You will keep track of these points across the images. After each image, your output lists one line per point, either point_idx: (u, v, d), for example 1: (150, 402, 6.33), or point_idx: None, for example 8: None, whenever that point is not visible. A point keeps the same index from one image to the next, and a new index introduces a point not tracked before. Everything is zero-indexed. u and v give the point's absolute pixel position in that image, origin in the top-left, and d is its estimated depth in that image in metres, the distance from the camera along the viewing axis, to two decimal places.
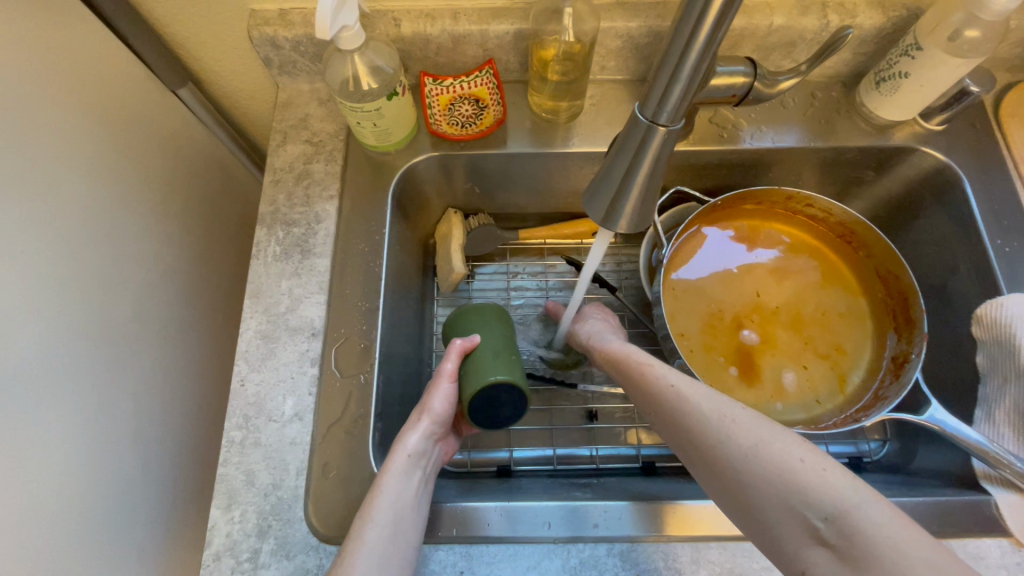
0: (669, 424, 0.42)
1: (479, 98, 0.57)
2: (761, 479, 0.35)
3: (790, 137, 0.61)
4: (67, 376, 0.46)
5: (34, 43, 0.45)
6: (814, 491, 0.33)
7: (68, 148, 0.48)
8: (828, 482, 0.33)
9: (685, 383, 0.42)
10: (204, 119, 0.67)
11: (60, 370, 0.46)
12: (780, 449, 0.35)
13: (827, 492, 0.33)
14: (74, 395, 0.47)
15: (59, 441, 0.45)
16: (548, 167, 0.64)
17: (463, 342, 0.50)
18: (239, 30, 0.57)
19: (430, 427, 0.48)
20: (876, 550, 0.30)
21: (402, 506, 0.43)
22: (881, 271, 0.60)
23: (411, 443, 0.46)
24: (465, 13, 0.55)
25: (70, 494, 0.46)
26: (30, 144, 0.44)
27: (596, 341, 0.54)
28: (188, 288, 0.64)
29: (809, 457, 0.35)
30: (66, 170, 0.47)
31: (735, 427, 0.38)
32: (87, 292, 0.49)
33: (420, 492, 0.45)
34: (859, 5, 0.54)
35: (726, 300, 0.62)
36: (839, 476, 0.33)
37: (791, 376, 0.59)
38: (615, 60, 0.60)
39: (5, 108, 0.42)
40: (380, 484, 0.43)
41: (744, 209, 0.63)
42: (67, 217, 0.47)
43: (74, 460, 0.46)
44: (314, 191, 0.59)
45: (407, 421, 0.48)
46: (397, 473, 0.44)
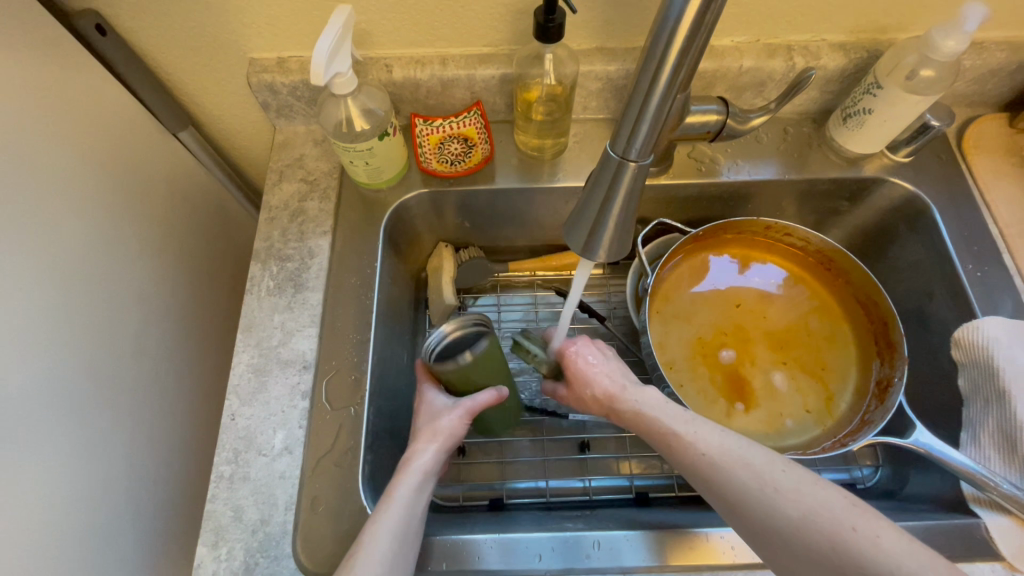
0: (703, 483, 0.42)
1: (468, 137, 0.60)
2: (813, 552, 0.36)
3: (766, 170, 0.63)
4: (59, 412, 0.46)
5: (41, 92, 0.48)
6: (872, 562, 0.34)
7: (68, 186, 0.50)
8: (884, 551, 0.34)
9: (716, 447, 0.42)
10: (204, 161, 0.69)
11: (56, 404, 0.46)
12: (833, 518, 0.36)
13: (885, 562, 0.33)
14: (68, 430, 0.47)
15: (49, 476, 0.45)
16: (536, 201, 0.66)
17: (496, 396, 0.52)
18: (238, 76, 0.60)
19: (444, 446, 0.49)
20: None
21: (402, 534, 0.43)
22: (861, 297, 0.61)
23: (425, 458, 0.48)
24: (453, 59, 0.59)
25: (58, 531, 0.45)
26: (34, 186, 0.46)
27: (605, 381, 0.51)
28: (182, 322, 0.64)
29: (861, 525, 0.35)
30: (66, 208, 0.49)
31: (778, 496, 0.38)
32: (84, 328, 0.50)
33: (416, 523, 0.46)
34: (822, 49, 0.58)
35: (712, 328, 0.63)
36: (896, 543, 0.34)
37: (778, 401, 0.60)
38: (596, 100, 0.63)
39: (15, 153, 0.45)
40: (391, 497, 0.45)
41: (725, 239, 0.65)
42: (63, 253, 0.48)
43: (64, 498, 0.46)
44: (308, 228, 0.60)
45: (417, 439, 0.49)
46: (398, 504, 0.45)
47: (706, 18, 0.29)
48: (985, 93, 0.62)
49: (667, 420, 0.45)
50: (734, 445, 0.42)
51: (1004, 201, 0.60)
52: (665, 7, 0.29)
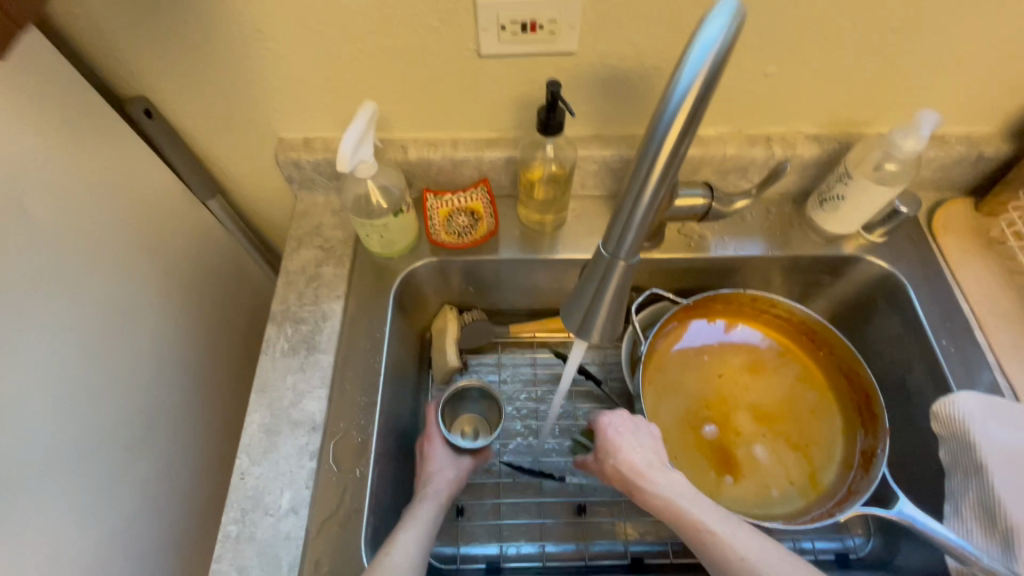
0: None
1: (474, 211, 0.65)
2: None
3: (751, 246, 0.68)
4: (65, 464, 0.49)
5: (83, 169, 0.53)
6: None
7: (98, 254, 0.54)
8: None
9: (755, 552, 0.44)
10: (227, 225, 0.74)
11: (63, 458, 0.49)
12: None
13: None
14: (69, 482, 0.50)
15: (48, 528, 0.48)
16: (536, 270, 0.71)
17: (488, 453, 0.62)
18: (266, 152, 0.66)
19: (439, 500, 0.55)
20: None
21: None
22: (844, 368, 0.64)
23: (423, 511, 0.53)
24: (464, 142, 0.65)
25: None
26: (66, 254, 0.51)
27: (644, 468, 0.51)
28: (188, 377, 0.67)
29: None
30: (91, 273, 0.53)
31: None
32: (96, 384, 0.53)
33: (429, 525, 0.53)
34: (798, 140, 0.64)
35: (703, 396, 0.66)
36: None
37: (766, 471, 0.62)
38: (593, 180, 0.69)
39: (52, 225, 0.49)
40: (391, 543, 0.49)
41: (714, 309, 0.68)
42: (86, 316, 0.52)
43: (57, 545, 0.48)
44: (322, 292, 0.64)
45: (416, 500, 0.55)
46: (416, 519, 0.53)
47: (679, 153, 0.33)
48: (950, 181, 0.68)
49: (707, 519, 0.46)
50: (773, 552, 0.44)
51: (974, 280, 0.65)
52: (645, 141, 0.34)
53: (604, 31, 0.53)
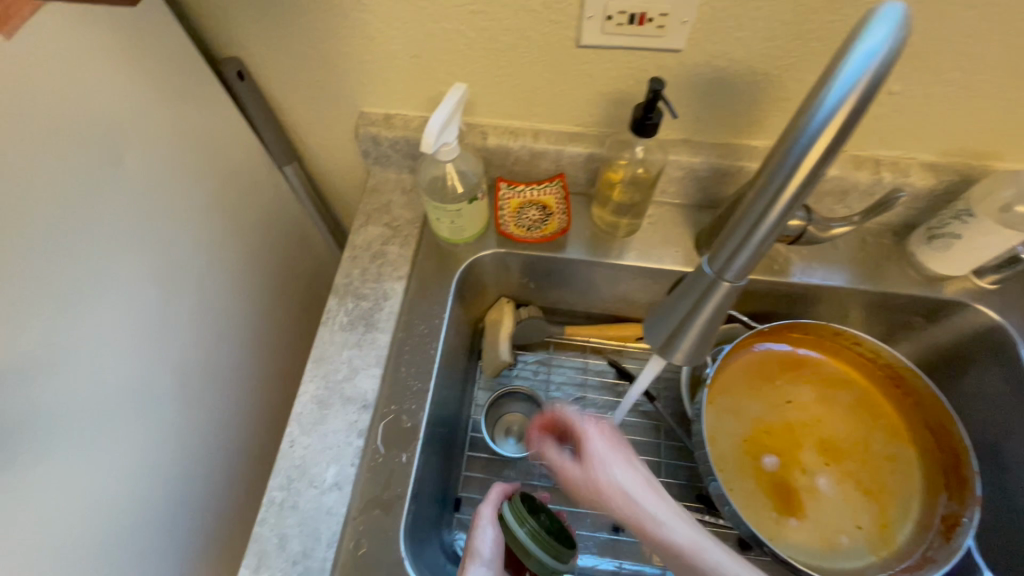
0: None
1: (546, 206, 0.64)
2: None
3: (839, 277, 0.63)
4: (129, 408, 0.51)
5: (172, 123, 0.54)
6: None
7: (178, 209, 0.55)
8: None
9: None
10: (299, 192, 0.75)
11: (128, 402, 0.51)
12: None
13: None
14: (131, 425, 0.52)
15: (109, 467, 0.49)
16: (602, 274, 0.68)
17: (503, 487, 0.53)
18: (346, 124, 0.66)
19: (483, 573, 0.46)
20: None
21: None
22: (931, 422, 0.59)
23: None
24: (545, 134, 0.62)
25: (99, 518, 0.49)
26: (150, 206, 0.52)
27: (603, 483, 0.44)
28: (247, 337, 0.69)
29: None
30: (172, 226, 0.55)
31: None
32: (164, 335, 0.55)
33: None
34: (911, 167, 0.59)
35: (767, 429, 0.61)
36: None
37: (828, 519, 0.57)
38: (675, 186, 0.65)
39: (141, 178, 0.50)
40: None
41: (790, 338, 0.64)
42: (161, 268, 0.54)
43: (115, 484, 0.50)
44: (385, 270, 0.64)
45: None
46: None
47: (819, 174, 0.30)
48: None
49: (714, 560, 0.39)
50: None
51: None
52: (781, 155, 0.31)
53: (718, 30, 0.49)
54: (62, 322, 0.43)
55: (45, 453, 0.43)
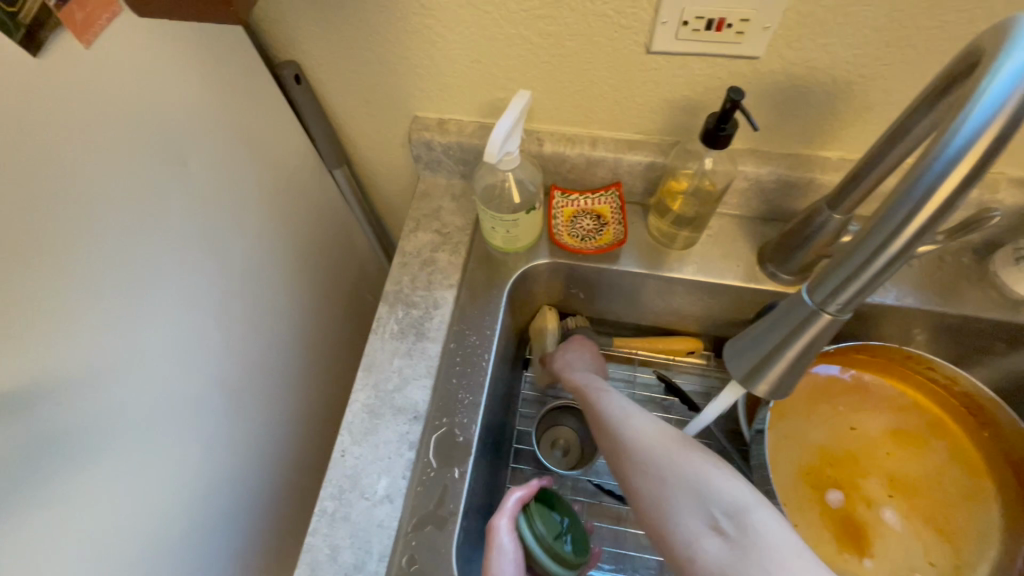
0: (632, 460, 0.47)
1: (600, 214, 0.64)
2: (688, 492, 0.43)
3: (913, 297, 0.59)
4: (187, 410, 0.52)
5: (234, 126, 0.54)
6: (716, 491, 0.42)
7: (236, 214, 0.56)
8: (730, 490, 0.42)
9: (651, 431, 0.49)
10: (347, 195, 0.74)
11: (184, 405, 0.51)
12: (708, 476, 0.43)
13: (726, 494, 0.42)
14: (187, 428, 0.52)
15: (164, 469, 0.50)
16: (656, 286, 0.65)
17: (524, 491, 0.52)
18: (399, 128, 0.65)
19: None
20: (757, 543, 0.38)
21: None
22: (1012, 456, 0.55)
23: None
24: (603, 141, 0.60)
25: (151, 518, 0.49)
26: (209, 209, 0.52)
27: (564, 372, 0.61)
28: (296, 339, 0.69)
29: (726, 488, 0.42)
30: (229, 229, 0.55)
31: (668, 459, 0.45)
32: (220, 338, 0.55)
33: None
34: (1000, 183, 0.55)
35: (830, 456, 0.59)
36: (740, 486, 0.42)
37: (895, 552, 0.54)
38: (737, 198, 0.62)
39: (202, 182, 0.50)
40: None
41: (856, 360, 0.61)
42: (218, 273, 0.54)
43: (170, 485, 0.51)
44: (435, 278, 0.63)
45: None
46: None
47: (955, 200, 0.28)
48: None
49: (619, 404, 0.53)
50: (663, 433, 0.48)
51: None
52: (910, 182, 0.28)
53: (801, 36, 0.46)
54: (125, 326, 0.43)
55: (105, 455, 0.43)
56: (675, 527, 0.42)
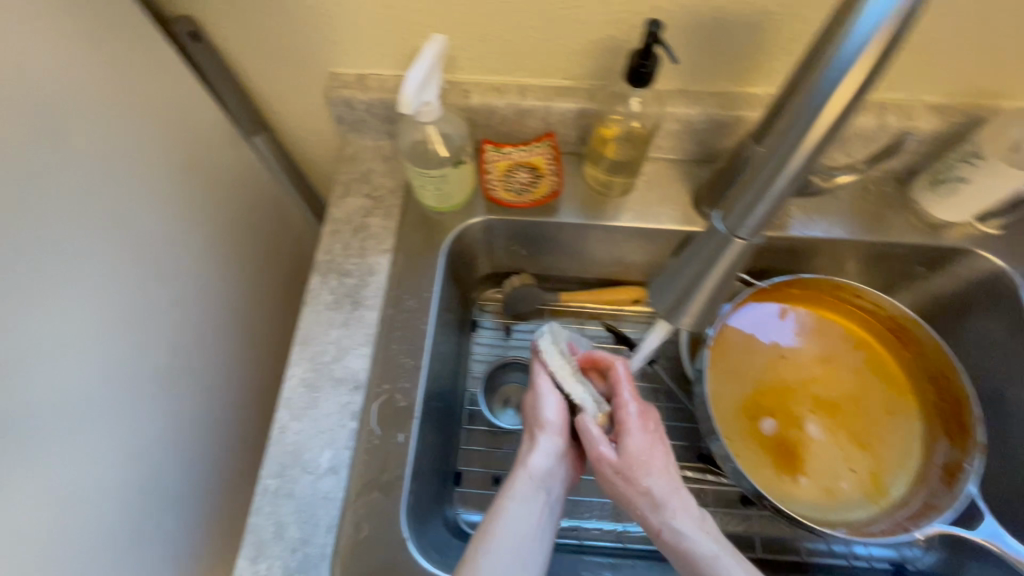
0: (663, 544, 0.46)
1: (536, 167, 0.60)
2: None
3: (840, 229, 0.61)
4: (113, 401, 0.49)
5: (126, 90, 0.48)
6: None
7: (146, 190, 0.52)
8: None
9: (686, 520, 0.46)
10: (270, 164, 0.70)
11: (106, 396, 0.48)
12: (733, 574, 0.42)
13: None
14: (116, 419, 0.50)
15: (86, 467, 0.47)
16: (597, 237, 0.65)
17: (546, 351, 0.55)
18: (317, 87, 0.61)
19: (547, 442, 0.52)
20: None
21: (523, 539, 0.47)
22: (932, 372, 0.58)
23: (533, 463, 0.51)
24: (532, 89, 0.58)
25: (77, 516, 0.46)
26: (109, 184, 0.47)
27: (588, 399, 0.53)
28: (224, 319, 0.65)
29: None
30: (137, 205, 0.50)
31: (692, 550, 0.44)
32: (142, 323, 0.52)
33: (543, 515, 0.49)
34: (917, 110, 0.56)
35: (768, 388, 0.61)
36: None
37: (829, 470, 0.57)
38: (671, 141, 0.61)
39: (98, 154, 0.46)
40: (500, 504, 0.49)
41: (790, 294, 0.63)
42: (132, 254, 0.50)
43: (103, 479, 0.49)
44: (369, 244, 0.60)
45: (525, 445, 0.53)
46: (515, 516, 0.48)
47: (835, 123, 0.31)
48: None
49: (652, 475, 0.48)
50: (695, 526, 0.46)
51: None
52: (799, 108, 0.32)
53: None
54: (19, 317, 0.39)
55: (17, 456, 0.40)
56: None
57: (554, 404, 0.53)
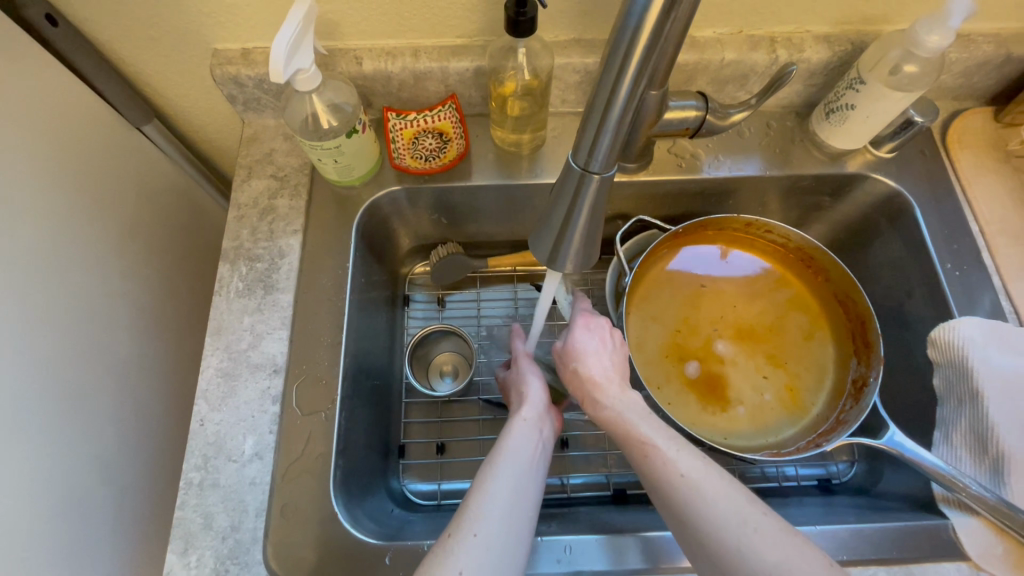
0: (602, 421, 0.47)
1: (443, 132, 0.57)
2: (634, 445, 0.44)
3: (747, 166, 0.62)
4: (32, 422, 0.46)
5: None
6: (661, 457, 0.42)
7: (33, 193, 0.48)
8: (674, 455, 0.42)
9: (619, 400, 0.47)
10: (170, 153, 0.66)
11: (27, 407, 0.46)
12: (653, 437, 0.43)
13: (666, 457, 0.42)
14: (36, 442, 0.46)
15: (17, 483, 0.45)
16: (514, 198, 0.65)
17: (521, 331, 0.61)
18: (203, 68, 0.58)
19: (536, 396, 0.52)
20: (679, 484, 0.40)
21: (518, 473, 0.44)
22: (839, 295, 0.61)
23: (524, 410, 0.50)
24: (425, 50, 0.56)
25: (24, 531, 0.45)
26: None
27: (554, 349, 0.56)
28: (151, 317, 0.63)
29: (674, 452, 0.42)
30: (29, 205, 0.47)
31: (621, 418, 0.46)
32: (47, 338, 0.48)
33: (539, 454, 0.47)
34: (806, 41, 0.57)
35: (691, 330, 0.62)
36: (683, 452, 0.42)
37: (754, 400, 0.60)
38: (575, 93, 0.61)
39: None
40: (501, 445, 0.46)
41: (705, 235, 0.64)
42: (27, 261, 0.47)
43: (30, 507, 0.46)
44: (277, 226, 0.59)
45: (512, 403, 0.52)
46: (512, 451, 0.45)
47: (665, 26, 0.28)
48: (970, 87, 0.61)
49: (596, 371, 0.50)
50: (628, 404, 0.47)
51: (986, 198, 0.60)
52: (625, 11, 0.28)
53: None
54: None
55: None
56: (632, 456, 0.44)
57: (532, 366, 0.56)
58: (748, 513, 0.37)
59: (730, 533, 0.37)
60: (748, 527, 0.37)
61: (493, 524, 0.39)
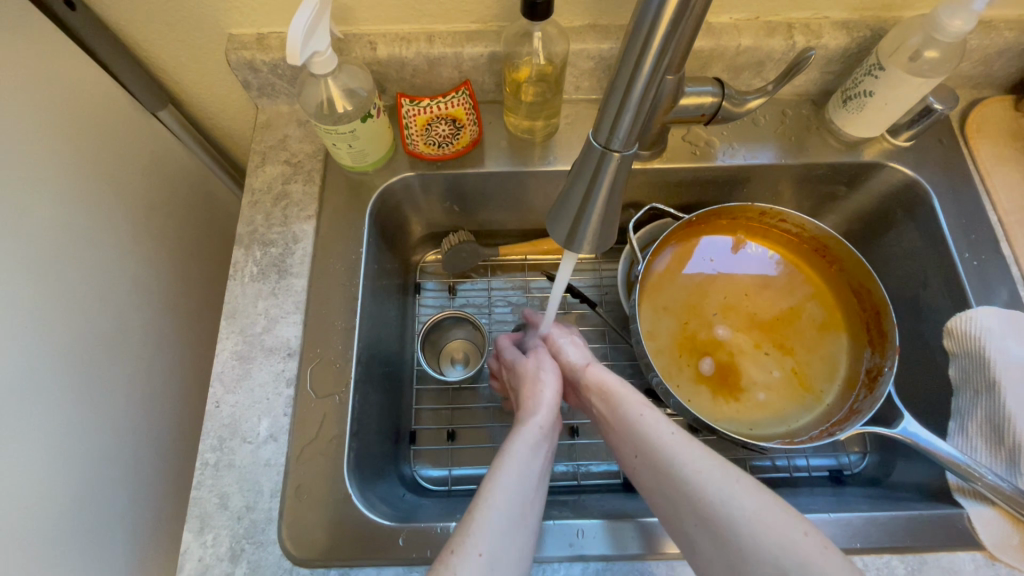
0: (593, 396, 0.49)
1: (456, 118, 0.57)
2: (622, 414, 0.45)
3: (761, 154, 0.62)
4: (51, 403, 0.47)
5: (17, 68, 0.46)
6: (646, 423, 0.43)
7: (54, 177, 0.49)
8: (657, 420, 0.43)
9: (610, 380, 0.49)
10: (185, 139, 0.67)
11: (47, 387, 0.47)
12: (638, 407, 0.45)
13: (650, 423, 0.43)
14: (54, 421, 0.47)
15: (39, 460, 0.45)
16: (526, 185, 0.65)
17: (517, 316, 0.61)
18: (218, 54, 0.58)
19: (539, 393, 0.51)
20: (662, 445, 0.41)
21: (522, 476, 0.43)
22: (854, 284, 0.61)
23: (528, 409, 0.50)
24: (440, 36, 0.56)
25: (44, 508, 0.46)
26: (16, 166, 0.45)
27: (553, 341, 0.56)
28: (166, 301, 0.63)
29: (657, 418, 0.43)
30: (49, 189, 0.48)
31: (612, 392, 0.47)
32: (67, 319, 0.49)
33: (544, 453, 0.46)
34: (824, 27, 0.56)
35: (704, 320, 0.62)
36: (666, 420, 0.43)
37: (767, 389, 0.59)
38: (589, 80, 0.61)
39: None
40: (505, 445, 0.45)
41: (718, 225, 0.64)
42: (48, 243, 0.48)
43: (51, 485, 0.47)
44: (292, 212, 0.59)
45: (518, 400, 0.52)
46: (515, 449, 0.45)
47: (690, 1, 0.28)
48: (991, 75, 0.61)
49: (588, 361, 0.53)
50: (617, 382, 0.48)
51: (1005, 188, 0.59)
52: None
53: None
54: None
55: None
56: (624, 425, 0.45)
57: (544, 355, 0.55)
58: (729, 468, 0.38)
59: (711, 483, 0.37)
60: (729, 479, 0.37)
61: (498, 523, 0.39)
